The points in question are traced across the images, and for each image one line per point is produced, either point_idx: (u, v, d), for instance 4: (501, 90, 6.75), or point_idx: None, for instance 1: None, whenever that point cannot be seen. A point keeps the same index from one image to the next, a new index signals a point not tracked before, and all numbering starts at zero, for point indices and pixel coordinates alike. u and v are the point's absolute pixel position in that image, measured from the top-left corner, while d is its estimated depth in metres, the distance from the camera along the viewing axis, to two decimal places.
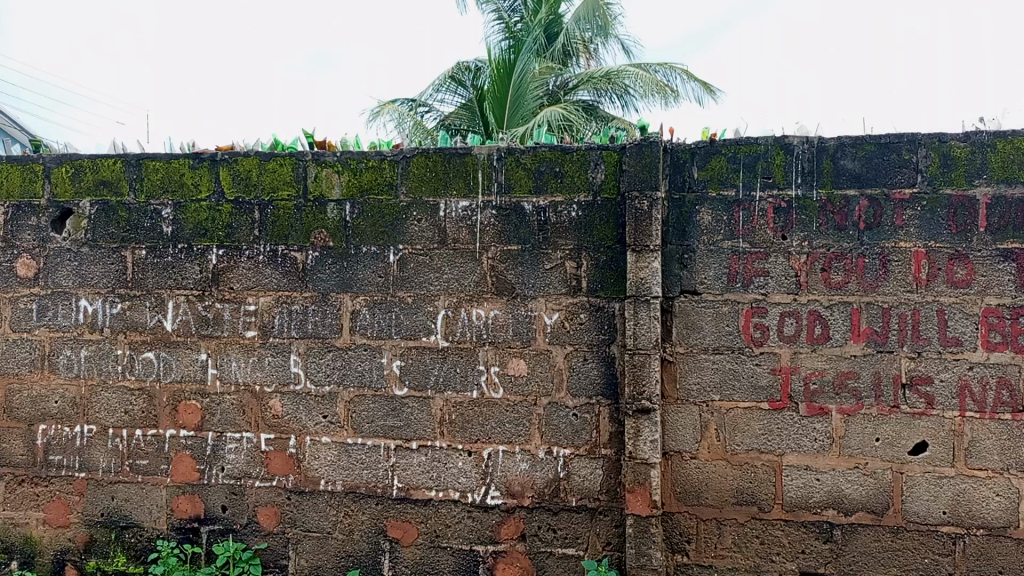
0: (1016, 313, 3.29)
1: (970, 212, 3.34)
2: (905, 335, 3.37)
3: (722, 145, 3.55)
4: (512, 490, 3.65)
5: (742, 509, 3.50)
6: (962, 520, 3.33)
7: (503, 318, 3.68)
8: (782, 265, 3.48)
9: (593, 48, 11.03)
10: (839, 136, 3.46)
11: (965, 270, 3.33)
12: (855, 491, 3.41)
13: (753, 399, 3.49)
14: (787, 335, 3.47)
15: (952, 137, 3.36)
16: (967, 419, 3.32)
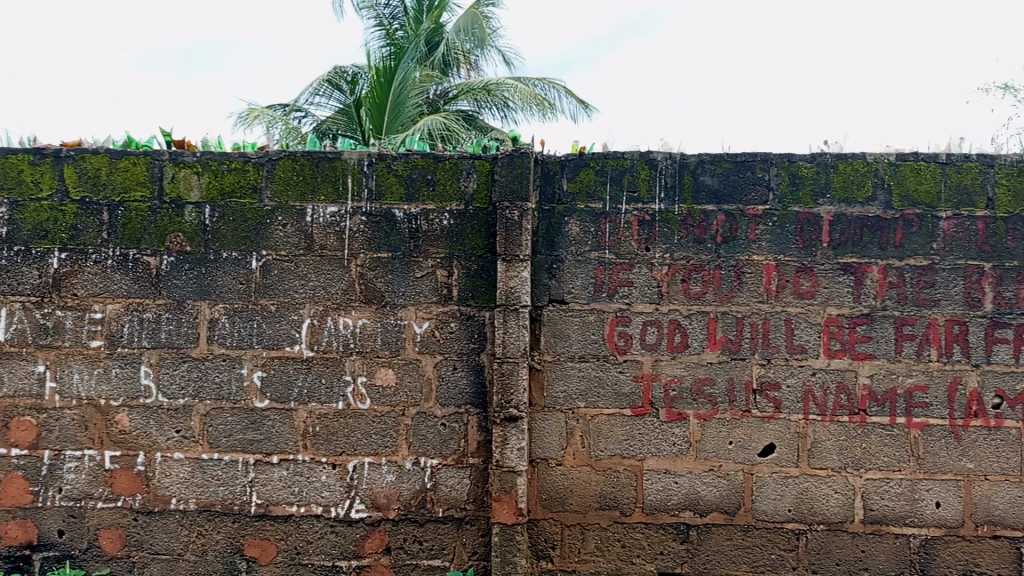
0: (854, 323, 3.54)
1: (815, 229, 3.57)
2: (757, 343, 3.56)
3: (590, 158, 3.64)
4: (377, 502, 3.57)
5: (605, 513, 3.58)
6: (805, 517, 3.54)
7: (371, 327, 3.61)
8: (645, 276, 3.60)
9: (474, 59, 11.09)
10: (698, 154, 3.62)
11: (809, 282, 3.56)
12: (710, 492, 3.56)
13: (617, 406, 3.58)
14: (649, 343, 3.58)
15: (800, 158, 3.58)
16: (810, 422, 3.54)
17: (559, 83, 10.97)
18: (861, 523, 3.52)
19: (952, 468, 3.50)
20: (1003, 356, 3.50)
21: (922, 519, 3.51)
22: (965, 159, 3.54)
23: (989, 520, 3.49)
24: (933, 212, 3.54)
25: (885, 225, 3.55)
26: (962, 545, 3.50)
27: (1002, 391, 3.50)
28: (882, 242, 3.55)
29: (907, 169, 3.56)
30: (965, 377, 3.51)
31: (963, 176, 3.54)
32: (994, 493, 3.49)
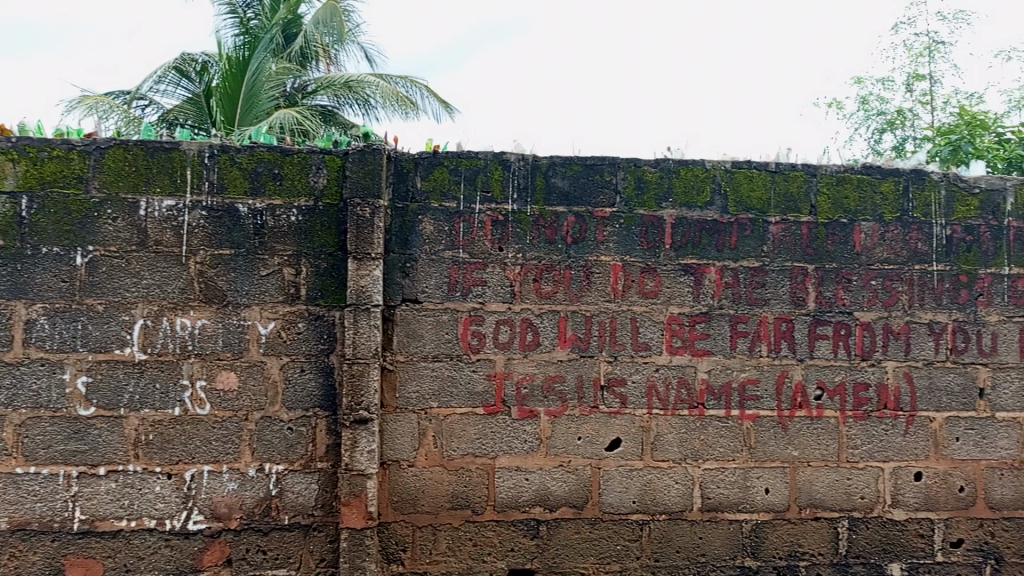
0: (693, 321, 3.73)
1: (658, 231, 3.73)
2: (605, 341, 3.68)
3: (444, 157, 3.63)
4: (218, 512, 3.39)
5: (456, 513, 3.57)
6: (648, 508, 3.68)
7: (211, 328, 3.42)
8: (498, 276, 3.63)
9: (333, 53, 10.83)
10: (550, 156, 3.69)
11: (653, 282, 3.71)
12: (559, 488, 3.63)
13: (470, 405, 3.58)
14: (501, 342, 3.61)
15: (645, 162, 3.74)
16: (654, 416, 3.69)
17: (422, 83, 10.90)
18: (699, 511, 3.71)
19: (780, 456, 3.76)
20: (824, 351, 3.80)
21: (753, 504, 3.74)
22: (792, 168, 3.82)
23: (811, 503, 3.77)
24: (764, 216, 3.78)
25: (722, 228, 3.76)
26: (787, 527, 3.76)
27: (823, 383, 3.80)
28: (719, 244, 3.76)
29: (741, 176, 3.79)
30: (791, 371, 3.78)
31: (790, 184, 3.81)
32: (815, 477, 3.78)
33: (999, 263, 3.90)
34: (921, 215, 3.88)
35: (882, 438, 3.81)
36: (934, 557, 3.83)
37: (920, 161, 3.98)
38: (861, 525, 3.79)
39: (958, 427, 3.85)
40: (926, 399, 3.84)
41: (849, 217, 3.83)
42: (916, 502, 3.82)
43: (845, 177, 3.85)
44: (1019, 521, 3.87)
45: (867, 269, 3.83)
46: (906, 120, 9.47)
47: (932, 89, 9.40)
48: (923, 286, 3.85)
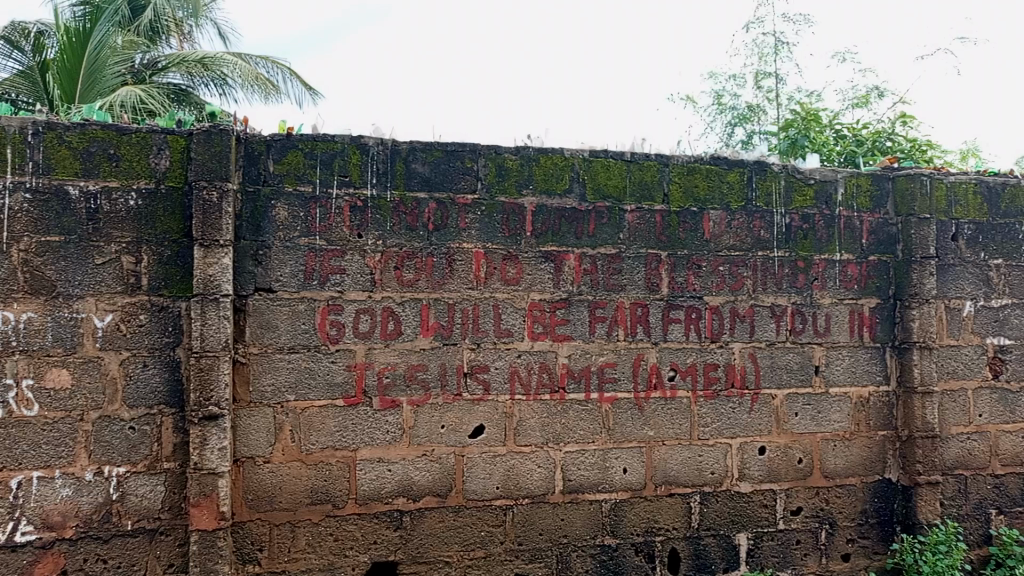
0: (554, 307, 3.79)
1: (520, 218, 3.75)
2: (467, 328, 3.67)
3: (299, 140, 3.50)
4: (50, 522, 3.13)
5: (316, 509, 3.47)
6: (511, 493, 3.72)
7: (39, 322, 3.14)
8: (358, 263, 3.53)
9: (186, 30, 10.23)
10: (410, 141, 3.63)
11: (515, 269, 3.74)
12: (423, 477, 3.60)
13: (329, 397, 3.49)
14: (361, 331, 3.53)
15: (506, 150, 3.75)
16: (516, 402, 3.73)
17: (284, 66, 10.47)
18: (561, 494, 3.79)
19: (637, 436, 3.90)
20: (677, 334, 3.96)
21: (612, 484, 3.86)
22: (646, 158, 3.95)
23: (666, 480, 3.94)
24: (620, 205, 3.89)
25: (581, 216, 3.84)
26: (644, 504, 3.91)
27: (676, 365, 3.96)
28: (578, 232, 3.83)
29: (598, 165, 3.88)
30: (647, 354, 3.92)
31: (644, 173, 3.94)
32: (669, 456, 3.94)
33: (831, 249, 4.20)
34: (763, 204, 4.11)
35: (730, 416, 4.03)
36: (777, 525, 4.09)
37: (762, 153, 4.21)
38: (711, 498, 4.00)
39: (796, 403, 4.13)
40: (768, 377, 4.09)
41: (699, 206, 4.01)
42: (761, 474, 4.07)
43: (695, 167, 4.03)
44: (849, 487, 4.20)
45: (716, 256, 4.02)
46: (755, 115, 10.03)
47: (777, 87, 10.01)
48: (765, 271, 4.09)
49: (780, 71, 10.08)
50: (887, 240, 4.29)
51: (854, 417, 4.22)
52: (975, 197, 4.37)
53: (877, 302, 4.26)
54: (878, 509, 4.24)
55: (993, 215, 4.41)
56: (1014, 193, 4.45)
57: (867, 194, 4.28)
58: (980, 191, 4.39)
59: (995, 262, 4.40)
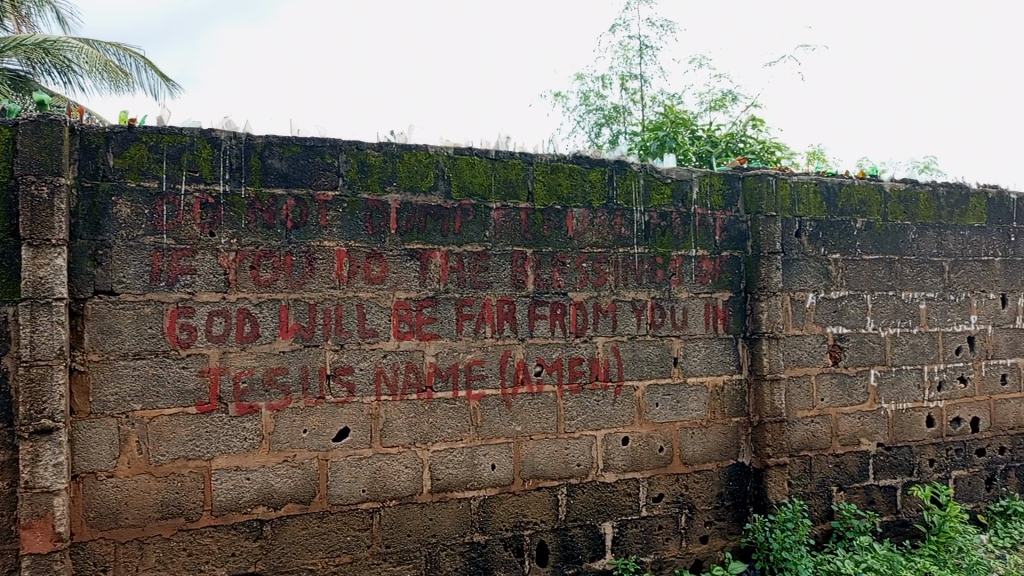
0: (420, 306, 3.75)
1: (383, 215, 3.68)
2: (329, 329, 3.57)
3: (142, 132, 3.30)
4: None
5: (167, 523, 3.29)
6: (378, 495, 3.65)
7: None
8: (210, 263, 3.37)
9: (25, 12, 9.44)
10: (265, 135, 3.50)
11: (379, 267, 3.67)
12: (284, 484, 3.48)
13: (179, 405, 3.31)
14: (215, 334, 3.37)
15: (368, 146, 3.68)
16: (382, 403, 3.67)
17: (138, 54, 9.83)
18: (429, 493, 3.76)
19: (504, 432, 3.93)
20: (542, 330, 4.01)
21: (480, 482, 3.87)
22: (510, 156, 3.98)
23: (533, 474, 3.99)
24: (485, 202, 3.90)
25: (446, 214, 3.81)
26: (512, 500, 3.94)
27: (542, 361, 4.02)
28: (443, 229, 3.80)
29: (463, 163, 3.87)
30: (513, 350, 3.95)
31: (509, 171, 3.97)
32: (536, 450, 4.00)
33: (687, 246, 4.38)
34: (623, 202, 4.23)
35: (594, 408, 4.13)
36: (640, 513, 4.23)
37: (623, 152, 4.33)
38: (577, 490, 4.08)
39: (657, 394, 4.28)
40: (631, 370, 4.22)
41: (562, 204, 4.08)
42: (624, 464, 4.20)
43: (558, 166, 4.09)
44: (707, 473, 4.40)
45: (579, 253, 4.11)
46: (621, 116, 10.35)
47: (641, 89, 10.37)
48: (626, 267, 4.22)
49: (644, 73, 10.45)
50: (738, 237, 4.52)
51: (710, 405, 4.42)
52: (815, 196, 4.68)
53: (729, 296, 4.48)
54: (733, 492, 4.47)
55: (832, 213, 4.74)
56: (849, 192, 4.80)
57: (720, 193, 4.49)
58: (820, 191, 4.71)
59: (834, 257, 4.73)
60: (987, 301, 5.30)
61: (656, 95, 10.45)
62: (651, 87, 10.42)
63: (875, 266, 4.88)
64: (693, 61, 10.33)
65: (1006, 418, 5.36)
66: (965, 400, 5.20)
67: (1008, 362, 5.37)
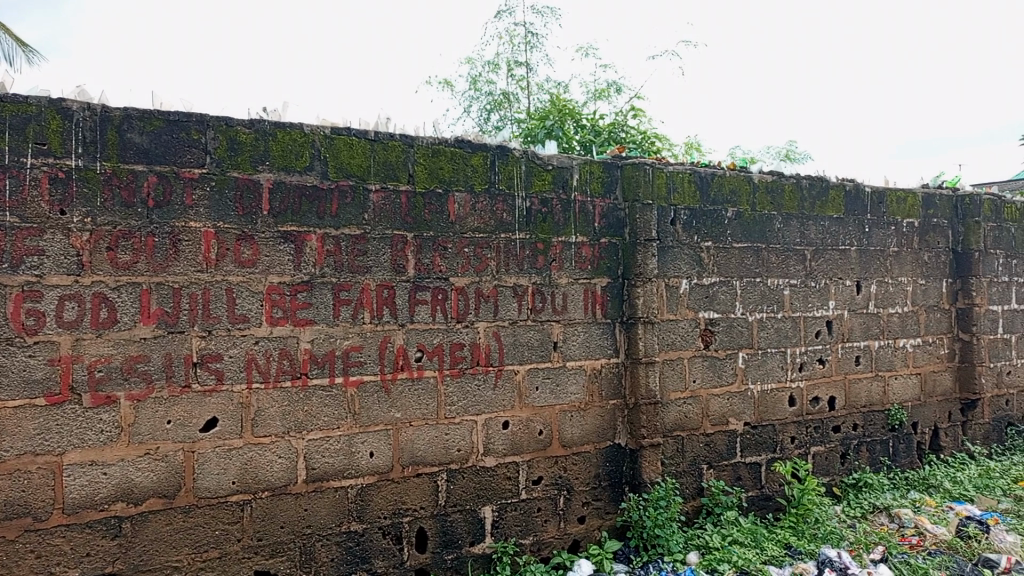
0: (294, 290, 3.62)
1: (255, 196, 3.53)
2: (196, 314, 3.40)
3: None
4: None
5: (11, 524, 3.08)
6: (249, 487, 3.52)
7: None
8: (60, 243, 3.15)
9: None
10: (124, 107, 3.29)
11: (251, 250, 3.51)
12: (145, 479, 3.30)
13: (26, 396, 3.09)
14: (67, 320, 3.16)
15: (238, 122, 3.52)
16: (253, 391, 3.53)
17: None
18: (304, 483, 3.65)
19: (383, 419, 3.87)
20: (423, 315, 3.97)
21: (357, 470, 3.80)
22: (391, 138, 3.90)
23: (413, 461, 3.95)
24: (364, 184, 3.81)
25: (323, 195, 3.69)
26: (391, 487, 3.89)
27: (422, 346, 3.98)
28: (320, 212, 3.69)
29: (340, 143, 3.76)
30: (393, 336, 3.89)
31: (389, 153, 3.88)
32: (416, 437, 3.96)
33: (568, 232, 4.44)
34: (505, 187, 4.24)
35: (475, 393, 4.13)
36: (519, 496, 4.27)
37: (505, 138, 4.33)
38: (457, 475, 4.08)
39: (537, 378, 4.33)
40: (511, 354, 4.24)
41: (444, 187, 4.04)
42: (504, 448, 4.23)
43: (440, 149, 4.04)
44: (584, 454, 4.50)
45: (461, 238, 4.08)
46: (509, 102, 10.37)
47: (528, 76, 10.42)
48: (507, 253, 4.23)
49: (531, 61, 10.51)
50: (617, 224, 4.62)
51: (589, 388, 4.52)
52: (690, 185, 4.85)
53: (608, 281, 4.58)
54: (610, 472, 4.59)
55: (704, 202, 4.92)
56: (721, 182, 5.00)
57: (599, 181, 4.57)
58: (694, 180, 4.87)
59: (706, 244, 4.92)
60: (844, 287, 5.66)
61: (543, 83, 10.54)
62: (538, 74, 10.49)
63: (744, 253, 5.11)
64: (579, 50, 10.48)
65: (859, 397, 5.76)
66: (823, 380, 5.55)
67: (861, 344, 5.77)
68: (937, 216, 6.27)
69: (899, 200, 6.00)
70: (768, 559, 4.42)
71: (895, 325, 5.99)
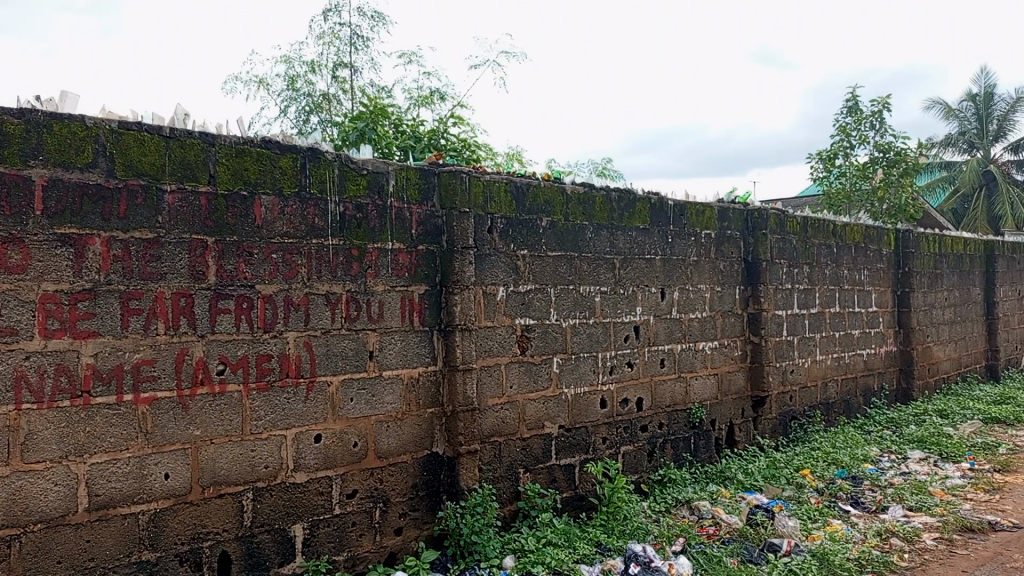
0: (74, 299, 3.29)
1: (25, 194, 3.19)
2: None
3: None
4: None
5: None
6: (17, 520, 3.16)
7: None
8: None
9: None
10: None
11: (20, 254, 3.17)
12: None
13: None
14: None
15: (5, 112, 3.16)
16: (23, 412, 3.18)
17: None
18: (85, 512, 3.32)
19: (180, 437, 3.59)
20: (226, 325, 3.73)
21: (150, 494, 3.50)
22: (189, 135, 3.63)
23: (214, 481, 3.69)
24: (158, 183, 3.52)
25: (108, 195, 3.38)
26: (189, 510, 3.61)
27: (225, 358, 3.74)
28: (105, 213, 3.37)
29: (130, 139, 3.46)
30: (191, 347, 3.62)
31: (186, 152, 3.62)
32: (218, 455, 3.71)
33: (383, 238, 4.35)
34: (317, 191, 4.08)
35: (284, 407, 3.94)
36: (332, 511, 4.12)
37: (317, 140, 4.18)
38: (264, 493, 3.86)
39: (351, 388, 4.20)
40: (324, 365, 4.09)
41: (249, 190, 3.82)
42: (316, 462, 4.06)
43: (245, 149, 3.82)
44: (401, 465, 4.42)
45: (268, 243, 3.88)
46: (329, 104, 10.09)
47: (351, 78, 10.19)
48: (320, 259, 4.07)
49: (355, 64, 10.30)
50: (434, 231, 4.59)
51: (405, 397, 4.45)
52: (506, 194, 4.91)
53: (425, 289, 4.54)
54: (427, 481, 4.54)
55: (520, 211, 5.01)
56: (536, 193, 5.11)
57: (416, 187, 4.52)
58: (510, 189, 4.95)
59: (522, 252, 5.02)
60: (649, 294, 5.99)
61: (366, 87, 10.36)
62: (360, 78, 10.29)
63: (558, 262, 5.26)
64: (403, 56, 10.42)
65: (664, 397, 6.12)
66: (631, 382, 5.84)
67: (665, 348, 6.13)
68: (731, 228, 6.80)
69: (698, 213, 6.45)
70: (580, 557, 4.55)
71: (695, 329, 6.42)
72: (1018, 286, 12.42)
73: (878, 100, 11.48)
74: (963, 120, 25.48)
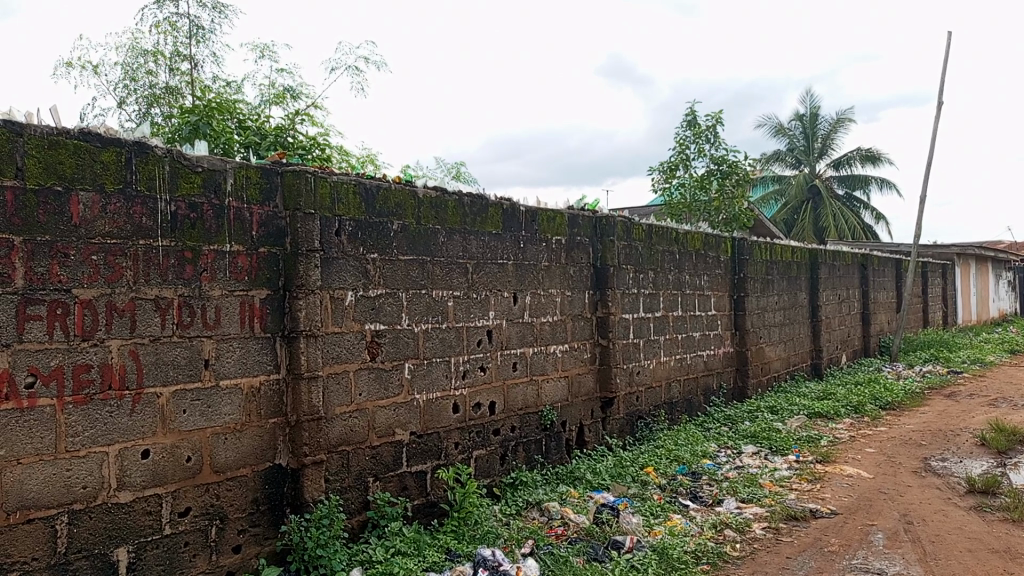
0: None
1: None
2: None
3: None
4: None
5: None
6: None
7: None
8: None
9: None
10: None
11: None
12: None
13: None
14: None
15: None
16: None
17: None
18: None
19: None
20: (36, 333, 3.41)
21: None
22: None
23: (21, 505, 3.35)
24: None
25: None
26: None
27: (35, 370, 3.41)
28: None
29: None
30: None
31: None
32: (26, 476, 3.37)
33: (220, 240, 4.12)
34: (145, 189, 3.80)
35: (106, 422, 3.63)
36: (162, 531, 3.84)
37: (145, 133, 3.89)
38: (83, 516, 3.54)
39: (183, 400, 3.94)
40: (152, 375, 3.81)
41: (64, 185, 3.51)
42: (143, 480, 3.77)
43: (59, 141, 3.51)
44: (240, 479, 4.18)
45: (87, 243, 3.57)
46: (169, 97, 9.51)
47: (193, 71, 9.64)
48: (147, 261, 3.79)
49: (197, 56, 9.74)
50: (276, 233, 4.40)
51: (245, 408, 4.22)
52: (354, 196, 4.77)
53: (267, 294, 4.34)
54: (269, 495, 4.33)
55: (369, 214, 4.88)
56: (386, 196, 5.01)
57: (257, 187, 4.31)
58: (358, 192, 4.81)
59: (371, 256, 4.90)
60: (502, 299, 6.03)
61: (211, 81, 9.84)
62: (203, 72, 9.75)
63: (409, 266, 5.19)
64: (255, 49, 10.01)
65: (516, 401, 6.17)
66: (483, 386, 5.84)
67: (517, 351, 6.19)
68: (581, 235, 6.98)
69: (549, 219, 6.57)
70: (429, 565, 4.46)
71: (547, 333, 6.53)
72: (838, 291, 13.58)
73: (714, 116, 12.21)
74: (792, 137, 27.61)
